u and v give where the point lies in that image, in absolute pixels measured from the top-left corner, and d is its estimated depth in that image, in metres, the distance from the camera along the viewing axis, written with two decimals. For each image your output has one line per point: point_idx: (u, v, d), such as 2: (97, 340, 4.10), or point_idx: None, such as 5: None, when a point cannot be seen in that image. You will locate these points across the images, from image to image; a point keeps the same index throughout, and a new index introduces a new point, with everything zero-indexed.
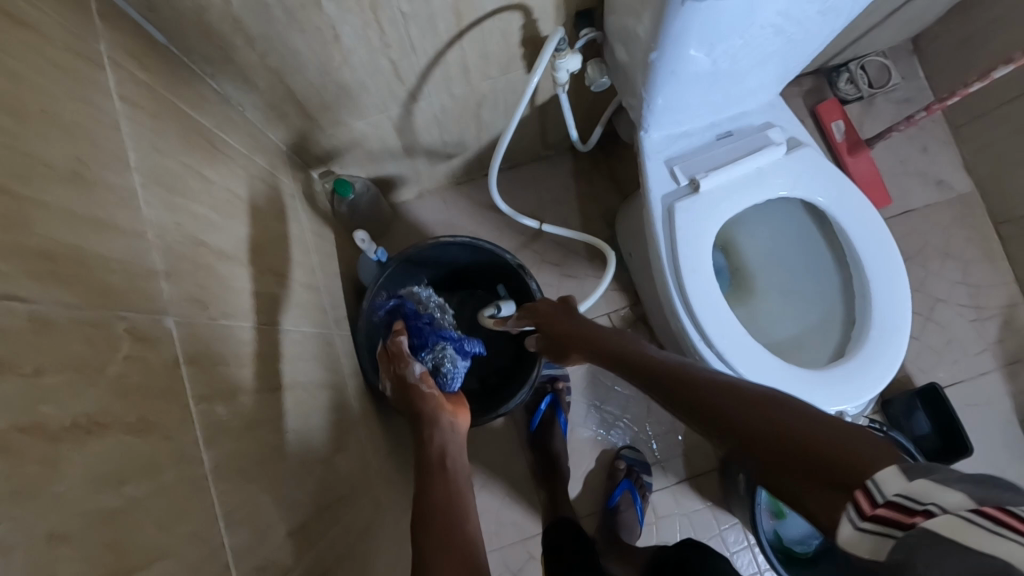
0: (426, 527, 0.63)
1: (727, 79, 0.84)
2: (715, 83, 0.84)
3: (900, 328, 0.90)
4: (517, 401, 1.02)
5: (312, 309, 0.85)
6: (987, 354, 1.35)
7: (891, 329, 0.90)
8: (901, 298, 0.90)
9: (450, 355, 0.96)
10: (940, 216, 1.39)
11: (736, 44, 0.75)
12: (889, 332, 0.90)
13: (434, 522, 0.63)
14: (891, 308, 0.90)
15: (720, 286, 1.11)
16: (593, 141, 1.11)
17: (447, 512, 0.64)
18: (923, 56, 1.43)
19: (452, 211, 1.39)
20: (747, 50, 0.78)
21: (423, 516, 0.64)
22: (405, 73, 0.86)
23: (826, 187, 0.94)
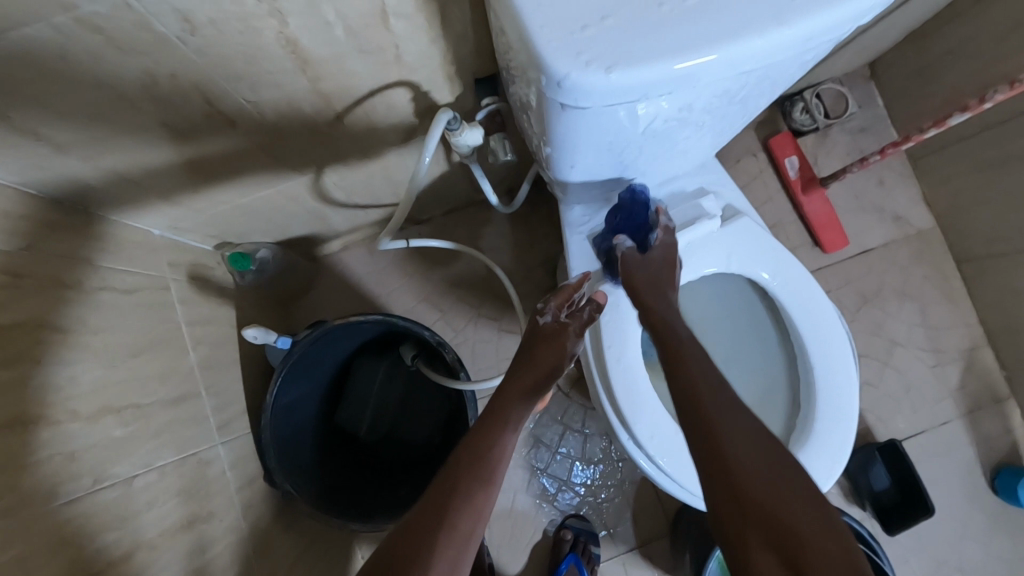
0: (465, 491, 0.58)
1: (641, 160, 0.75)
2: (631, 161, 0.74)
3: (846, 420, 0.81)
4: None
5: (182, 429, 0.74)
6: (949, 401, 1.28)
7: (836, 421, 0.81)
8: (847, 386, 0.82)
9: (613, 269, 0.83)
10: (899, 255, 1.32)
11: (638, 137, 0.65)
12: (834, 426, 0.81)
13: (481, 480, 0.60)
14: (837, 398, 0.82)
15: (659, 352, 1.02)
16: (519, 202, 1.01)
17: (489, 480, 0.60)
18: (880, 82, 1.35)
19: (379, 264, 1.28)
20: (653, 139, 0.68)
21: (469, 470, 0.60)
22: (281, 152, 0.75)
23: (767, 260, 0.84)
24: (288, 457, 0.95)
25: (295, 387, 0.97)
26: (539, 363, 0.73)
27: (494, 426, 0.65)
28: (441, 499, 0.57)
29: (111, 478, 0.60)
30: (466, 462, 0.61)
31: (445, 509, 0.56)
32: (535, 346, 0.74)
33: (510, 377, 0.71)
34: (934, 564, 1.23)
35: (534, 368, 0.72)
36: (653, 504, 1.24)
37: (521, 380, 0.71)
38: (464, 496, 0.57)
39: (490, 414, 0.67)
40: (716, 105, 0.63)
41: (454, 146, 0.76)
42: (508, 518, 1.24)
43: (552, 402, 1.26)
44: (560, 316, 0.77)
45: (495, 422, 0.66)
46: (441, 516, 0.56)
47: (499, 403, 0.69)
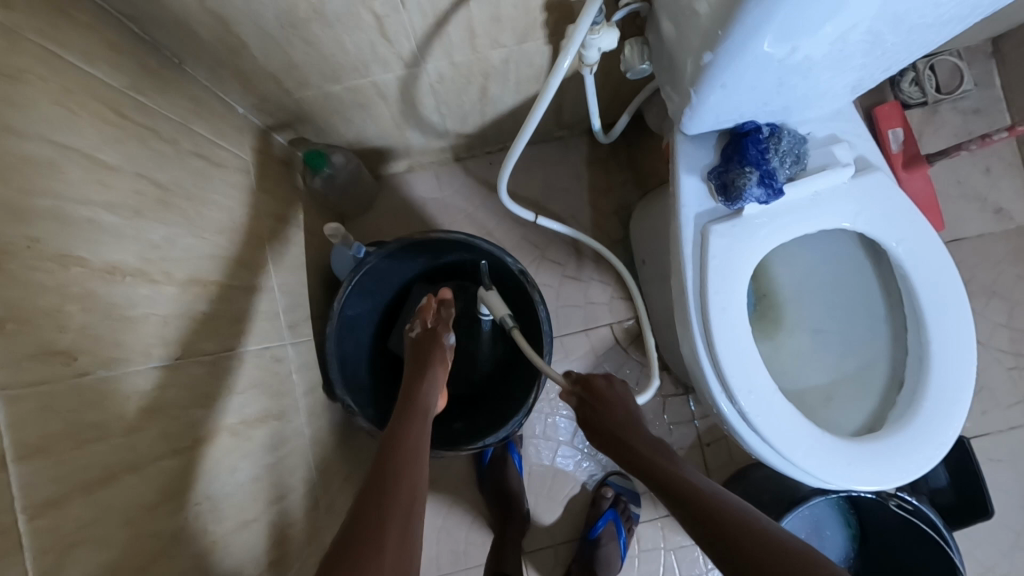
0: (393, 475, 0.56)
1: (796, 88, 0.68)
2: (784, 90, 0.67)
3: (961, 401, 0.75)
4: (491, 438, 0.87)
5: (259, 321, 0.69)
6: (1020, 408, 1.22)
7: (949, 400, 0.75)
8: (964, 363, 0.75)
9: (750, 179, 0.73)
10: (991, 250, 1.24)
11: (817, 52, 0.59)
12: (946, 404, 0.75)
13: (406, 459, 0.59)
14: (955, 375, 0.75)
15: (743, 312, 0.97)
16: (617, 134, 0.94)
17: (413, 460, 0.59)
18: (1002, 61, 1.24)
19: (446, 190, 1.22)
20: (827, 60, 0.62)
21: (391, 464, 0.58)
22: (395, 32, 0.68)
23: (896, 220, 0.77)
24: (349, 371, 0.91)
25: (362, 302, 0.93)
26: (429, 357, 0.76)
27: (402, 434, 0.63)
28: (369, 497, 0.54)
29: (201, 354, 0.55)
30: (390, 456, 0.59)
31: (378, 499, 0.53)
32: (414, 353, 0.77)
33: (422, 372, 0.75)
34: (980, 568, 1.19)
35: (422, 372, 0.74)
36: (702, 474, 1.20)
37: (425, 377, 0.74)
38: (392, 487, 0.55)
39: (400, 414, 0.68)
40: (914, 19, 0.56)
41: (584, 46, 0.68)
42: (548, 468, 1.21)
43: (608, 358, 1.22)
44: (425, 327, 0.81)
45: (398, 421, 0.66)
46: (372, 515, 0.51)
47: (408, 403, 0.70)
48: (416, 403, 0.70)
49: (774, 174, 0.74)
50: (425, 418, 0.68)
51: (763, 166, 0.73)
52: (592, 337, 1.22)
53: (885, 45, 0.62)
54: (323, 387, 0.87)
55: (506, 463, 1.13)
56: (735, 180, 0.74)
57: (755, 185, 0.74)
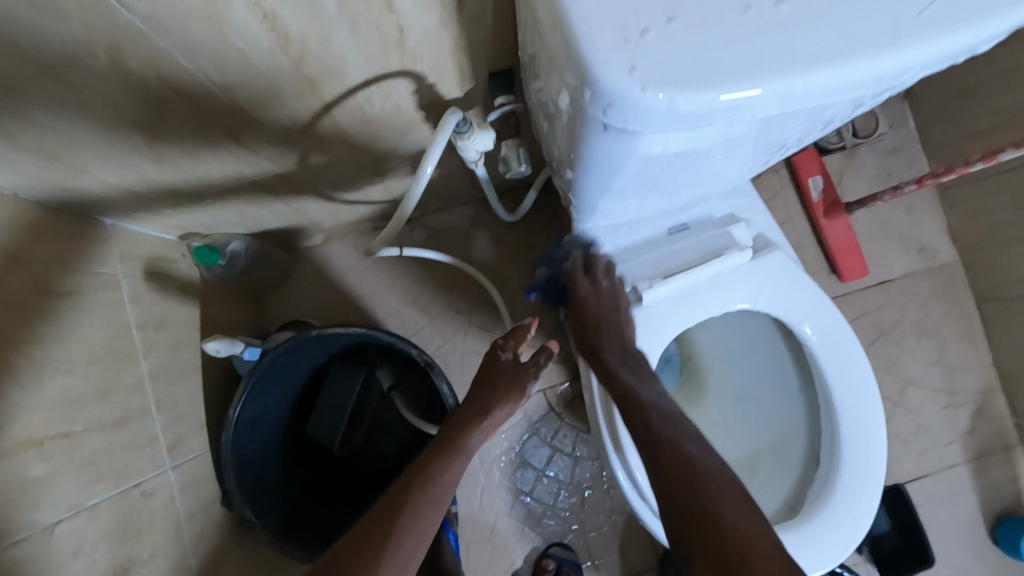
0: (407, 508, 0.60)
1: (677, 182, 0.64)
2: (670, 184, 0.64)
3: (872, 482, 0.74)
4: None
5: (122, 457, 0.64)
6: (956, 445, 1.22)
7: (861, 483, 0.74)
8: (873, 443, 0.74)
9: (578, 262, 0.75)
10: (917, 289, 1.24)
11: (677, 164, 0.55)
12: (858, 488, 0.73)
13: (427, 504, 0.62)
14: (866, 456, 0.74)
15: (665, 382, 0.95)
16: (525, 209, 0.92)
17: (433, 505, 0.62)
18: (914, 102, 1.26)
19: (365, 261, 1.18)
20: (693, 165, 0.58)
21: (411, 497, 0.62)
22: (257, 142, 0.64)
23: (798, 300, 0.76)
24: (252, 477, 0.86)
25: (262, 402, 0.88)
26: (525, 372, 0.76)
27: (444, 476, 0.65)
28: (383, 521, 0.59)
29: (24, 530, 0.50)
30: (415, 487, 0.63)
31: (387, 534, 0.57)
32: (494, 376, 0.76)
33: (483, 393, 0.75)
34: None
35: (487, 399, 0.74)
36: (644, 538, 1.17)
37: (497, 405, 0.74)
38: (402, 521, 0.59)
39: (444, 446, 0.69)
40: (774, 137, 0.53)
41: (461, 148, 0.64)
42: (487, 543, 1.16)
43: (542, 422, 1.19)
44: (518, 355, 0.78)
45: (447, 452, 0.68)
46: (378, 545, 0.56)
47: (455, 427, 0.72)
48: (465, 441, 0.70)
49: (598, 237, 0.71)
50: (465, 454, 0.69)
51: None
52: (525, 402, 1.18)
53: (755, 150, 0.58)
54: (221, 501, 0.81)
55: (440, 544, 1.07)
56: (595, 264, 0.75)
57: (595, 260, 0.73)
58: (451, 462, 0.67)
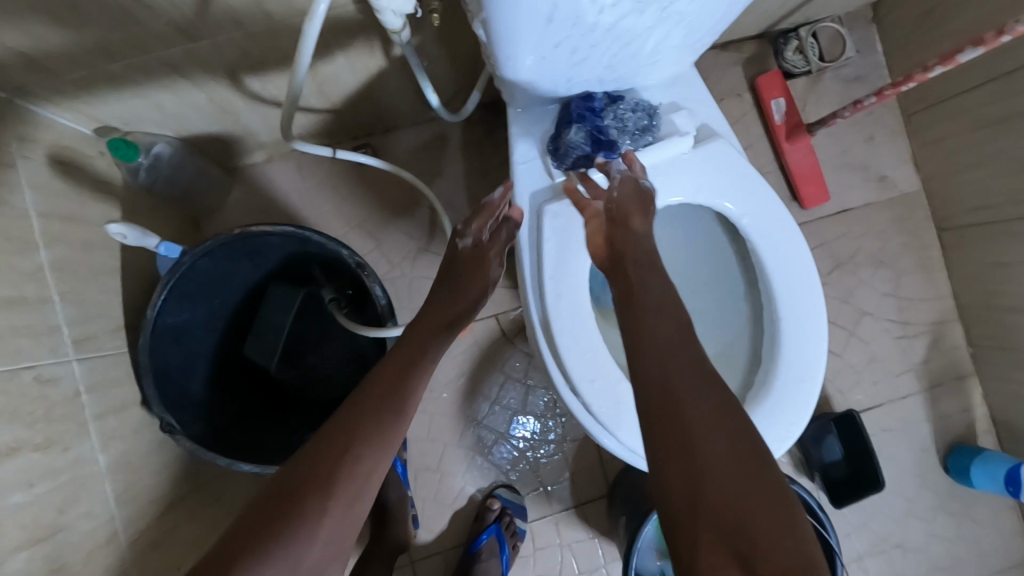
0: (345, 448, 0.52)
1: (600, 58, 0.62)
2: (594, 61, 0.62)
3: (810, 379, 0.72)
4: None
5: (15, 338, 0.60)
6: (910, 375, 1.21)
7: (796, 378, 0.72)
8: (814, 340, 0.72)
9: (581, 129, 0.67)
10: (877, 218, 1.22)
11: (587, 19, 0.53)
12: (793, 383, 0.72)
13: (383, 421, 0.55)
14: (804, 353, 0.72)
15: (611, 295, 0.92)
16: (468, 111, 0.89)
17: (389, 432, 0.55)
18: (881, 26, 1.22)
19: (310, 181, 1.13)
20: (605, 32, 0.56)
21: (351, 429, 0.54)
22: (155, 3, 0.59)
23: (740, 192, 0.72)
24: (172, 386, 0.84)
25: (188, 310, 0.84)
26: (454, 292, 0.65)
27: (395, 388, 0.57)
28: (338, 440, 0.53)
29: None
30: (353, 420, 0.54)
31: (318, 472, 0.51)
32: (454, 260, 0.67)
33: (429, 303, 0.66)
34: (875, 538, 1.19)
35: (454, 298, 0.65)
36: (594, 466, 1.15)
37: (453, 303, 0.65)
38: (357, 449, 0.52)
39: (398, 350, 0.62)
40: None
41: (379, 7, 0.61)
42: (435, 469, 1.14)
43: (493, 350, 1.16)
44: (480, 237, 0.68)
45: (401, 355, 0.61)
46: (323, 483, 0.50)
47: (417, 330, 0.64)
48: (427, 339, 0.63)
49: (598, 109, 0.67)
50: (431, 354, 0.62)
51: (592, 123, 0.67)
52: (476, 330, 1.16)
53: (668, 14, 0.56)
54: (141, 405, 0.78)
55: None
56: (562, 138, 0.68)
57: (582, 137, 0.67)
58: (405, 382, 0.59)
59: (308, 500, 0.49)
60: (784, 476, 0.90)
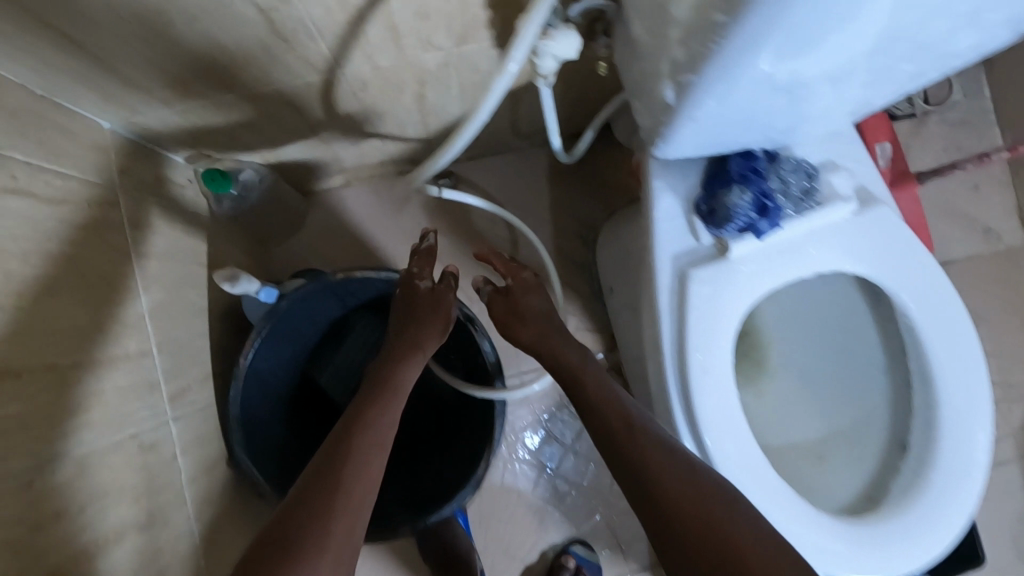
0: (325, 490, 0.52)
1: (780, 117, 0.55)
2: (772, 121, 0.56)
3: (974, 477, 0.65)
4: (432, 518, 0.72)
5: (120, 398, 0.54)
6: (1008, 440, 1.14)
7: (958, 475, 0.65)
8: (979, 433, 0.66)
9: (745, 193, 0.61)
10: (979, 272, 1.15)
11: (803, 80, 0.46)
12: (955, 479, 0.65)
13: (360, 457, 0.56)
14: (967, 447, 0.65)
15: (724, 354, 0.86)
16: (581, 151, 0.83)
17: (371, 467, 0.56)
18: (992, 70, 1.15)
19: (388, 208, 1.08)
20: (807, 92, 0.50)
21: (329, 471, 0.53)
22: (295, 35, 0.53)
23: (900, 261, 0.66)
24: (256, 436, 0.78)
25: (275, 354, 0.78)
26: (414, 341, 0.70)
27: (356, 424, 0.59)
28: (323, 477, 0.53)
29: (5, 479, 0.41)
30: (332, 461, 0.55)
31: (308, 516, 0.49)
32: (415, 305, 0.72)
33: (396, 343, 0.71)
34: None
35: (412, 341, 0.71)
36: None
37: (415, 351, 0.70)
38: (342, 477, 0.53)
39: (381, 392, 0.64)
40: (915, 53, 0.46)
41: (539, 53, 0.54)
42: (505, 518, 1.07)
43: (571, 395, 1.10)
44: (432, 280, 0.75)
45: (383, 396, 0.63)
46: (322, 511, 0.50)
47: (384, 373, 0.67)
48: (396, 379, 0.66)
49: (764, 170, 0.61)
50: (399, 390, 0.65)
51: (759, 186, 0.60)
52: None
53: (879, 76, 0.50)
54: (228, 462, 0.71)
55: (447, 527, 0.97)
56: (721, 200, 0.62)
57: (744, 201, 0.61)
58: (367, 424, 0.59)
59: (308, 526, 0.49)
60: None
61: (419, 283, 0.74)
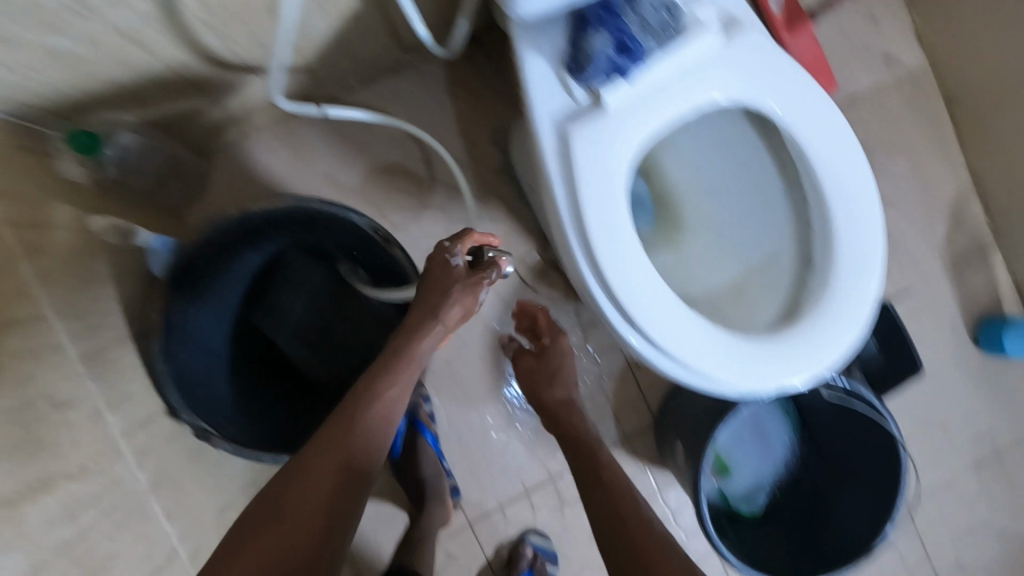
0: (320, 486, 0.60)
1: None
2: None
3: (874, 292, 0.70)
4: None
5: (16, 361, 0.52)
6: (934, 257, 1.21)
7: (856, 291, 0.70)
8: (875, 253, 0.70)
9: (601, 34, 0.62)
10: (886, 103, 1.18)
11: None
12: (853, 296, 0.70)
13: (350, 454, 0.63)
14: (864, 263, 0.70)
15: (641, 222, 0.90)
16: (458, 41, 0.82)
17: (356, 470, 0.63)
18: None
19: (292, 149, 1.04)
20: None
21: (328, 459, 0.62)
22: None
23: (778, 84, 0.67)
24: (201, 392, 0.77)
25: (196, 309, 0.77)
26: (431, 309, 0.71)
27: (349, 417, 0.65)
28: (321, 465, 0.61)
29: None
30: (323, 451, 0.62)
31: (314, 505, 0.58)
32: (426, 271, 0.75)
33: (406, 332, 0.71)
34: (918, 421, 1.22)
35: (425, 319, 0.71)
36: (637, 398, 1.15)
37: (419, 336, 0.70)
38: (329, 457, 0.62)
39: (390, 365, 0.69)
40: None
41: None
42: (477, 430, 1.11)
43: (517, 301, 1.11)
44: (463, 259, 0.75)
45: (394, 369, 0.69)
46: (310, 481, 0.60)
47: (403, 352, 0.70)
48: (412, 352, 0.70)
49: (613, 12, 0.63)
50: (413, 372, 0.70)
51: (614, 25, 0.62)
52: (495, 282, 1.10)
53: None
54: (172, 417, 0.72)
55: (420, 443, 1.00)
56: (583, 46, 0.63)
57: (605, 46, 0.62)
58: (365, 406, 0.66)
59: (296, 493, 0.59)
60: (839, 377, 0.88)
61: (452, 263, 0.73)
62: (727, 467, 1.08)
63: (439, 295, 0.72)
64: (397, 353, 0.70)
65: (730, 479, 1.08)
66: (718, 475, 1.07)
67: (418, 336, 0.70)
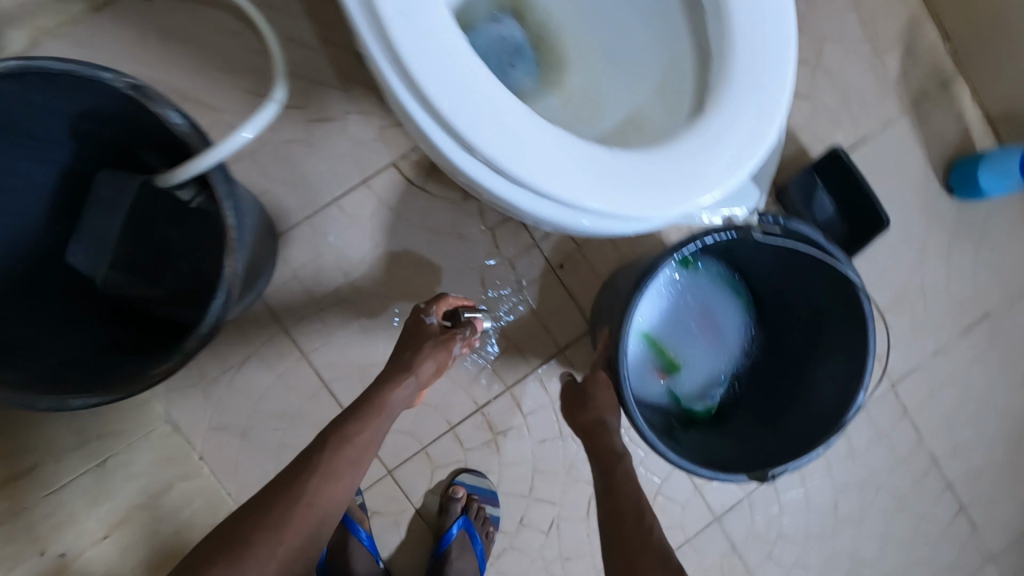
0: (276, 523, 0.56)
1: None
2: None
3: (785, 70, 0.55)
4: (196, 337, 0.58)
5: None
6: (892, 96, 1.04)
7: (762, 71, 0.55)
8: (777, 22, 0.56)
9: None
10: None
11: None
12: (760, 76, 0.55)
13: (310, 487, 0.59)
14: (765, 34, 0.55)
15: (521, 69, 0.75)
16: None
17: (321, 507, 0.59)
18: None
19: (103, 56, 0.87)
20: None
21: (294, 491, 0.58)
22: None
23: None
24: None
25: None
26: (386, 383, 0.66)
27: (329, 453, 0.61)
28: (282, 500, 0.58)
29: None
30: (292, 486, 0.58)
31: (262, 544, 0.55)
32: (407, 328, 0.72)
33: (377, 389, 0.66)
34: (896, 289, 1.05)
35: (383, 398, 0.65)
36: (566, 304, 0.99)
37: (392, 386, 0.66)
38: (298, 497, 0.58)
39: (360, 410, 0.64)
40: None
41: None
42: (381, 364, 0.94)
43: (406, 206, 0.94)
44: (437, 320, 0.72)
45: (362, 415, 0.64)
46: (274, 520, 0.57)
47: (375, 397, 0.65)
48: (384, 403, 0.65)
49: None
50: (385, 419, 0.65)
51: None
52: (376, 188, 0.93)
53: None
54: None
55: None
56: None
57: None
58: (343, 450, 0.61)
59: (257, 532, 0.56)
60: (762, 213, 0.73)
61: (428, 322, 0.71)
62: (676, 363, 0.91)
63: (428, 362, 0.67)
64: (387, 385, 0.66)
65: (681, 376, 0.91)
66: (666, 374, 0.91)
67: (390, 387, 0.66)
